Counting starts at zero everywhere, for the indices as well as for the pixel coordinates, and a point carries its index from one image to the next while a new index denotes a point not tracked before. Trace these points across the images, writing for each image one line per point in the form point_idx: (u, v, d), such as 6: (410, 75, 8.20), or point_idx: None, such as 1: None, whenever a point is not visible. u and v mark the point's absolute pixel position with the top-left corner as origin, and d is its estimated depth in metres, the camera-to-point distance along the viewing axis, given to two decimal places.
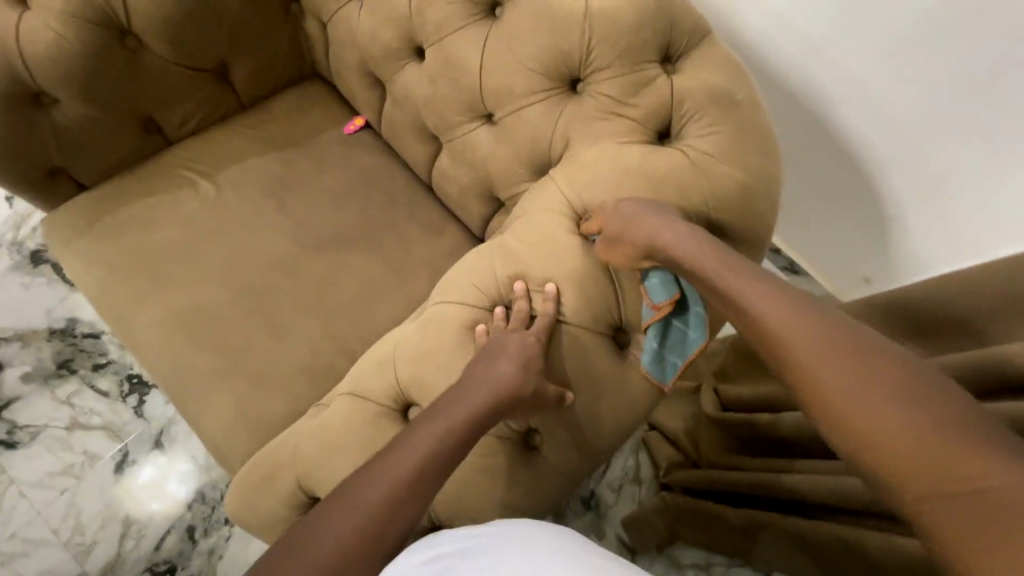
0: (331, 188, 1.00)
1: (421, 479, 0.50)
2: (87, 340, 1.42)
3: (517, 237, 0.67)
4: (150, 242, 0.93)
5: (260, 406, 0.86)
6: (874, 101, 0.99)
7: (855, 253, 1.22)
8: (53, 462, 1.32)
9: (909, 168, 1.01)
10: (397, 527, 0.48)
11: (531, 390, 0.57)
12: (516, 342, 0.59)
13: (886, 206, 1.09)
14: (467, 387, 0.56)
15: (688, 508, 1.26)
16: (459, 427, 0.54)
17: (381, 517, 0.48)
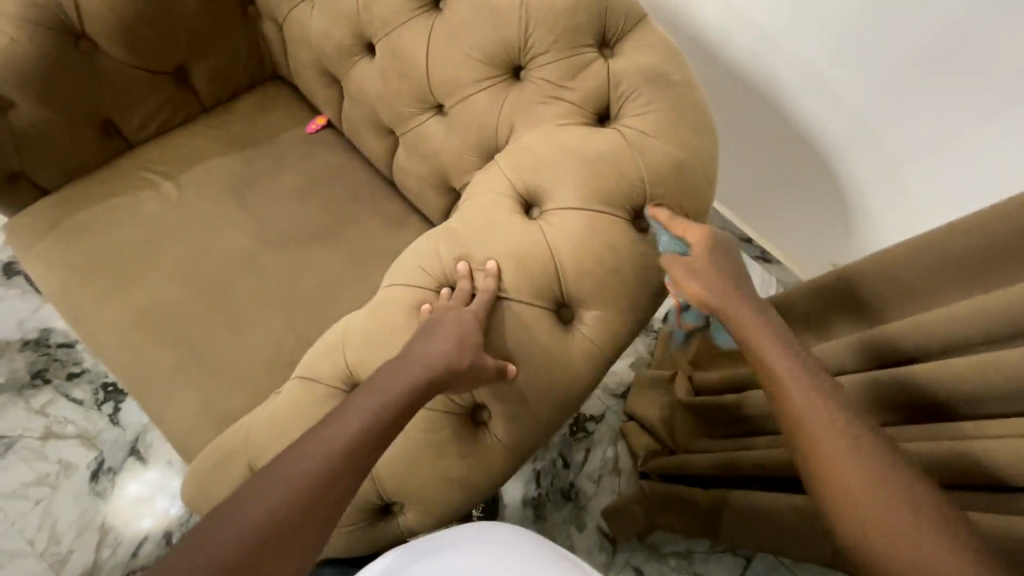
0: (293, 185, 1.01)
1: (361, 446, 0.52)
2: (61, 349, 1.42)
3: (462, 219, 0.69)
4: (113, 242, 0.94)
5: (224, 400, 0.87)
6: (821, 86, 1.04)
7: (818, 234, 1.26)
8: (28, 472, 1.31)
9: (863, 147, 1.05)
10: (334, 497, 0.49)
11: (467, 365, 0.59)
12: (454, 319, 0.61)
13: (843, 186, 1.13)
14: (405, 362, 0.58)
15: (663, 493, 1.28)
16: (397, 400, 0.56)
17: (318, 487, 0.49)
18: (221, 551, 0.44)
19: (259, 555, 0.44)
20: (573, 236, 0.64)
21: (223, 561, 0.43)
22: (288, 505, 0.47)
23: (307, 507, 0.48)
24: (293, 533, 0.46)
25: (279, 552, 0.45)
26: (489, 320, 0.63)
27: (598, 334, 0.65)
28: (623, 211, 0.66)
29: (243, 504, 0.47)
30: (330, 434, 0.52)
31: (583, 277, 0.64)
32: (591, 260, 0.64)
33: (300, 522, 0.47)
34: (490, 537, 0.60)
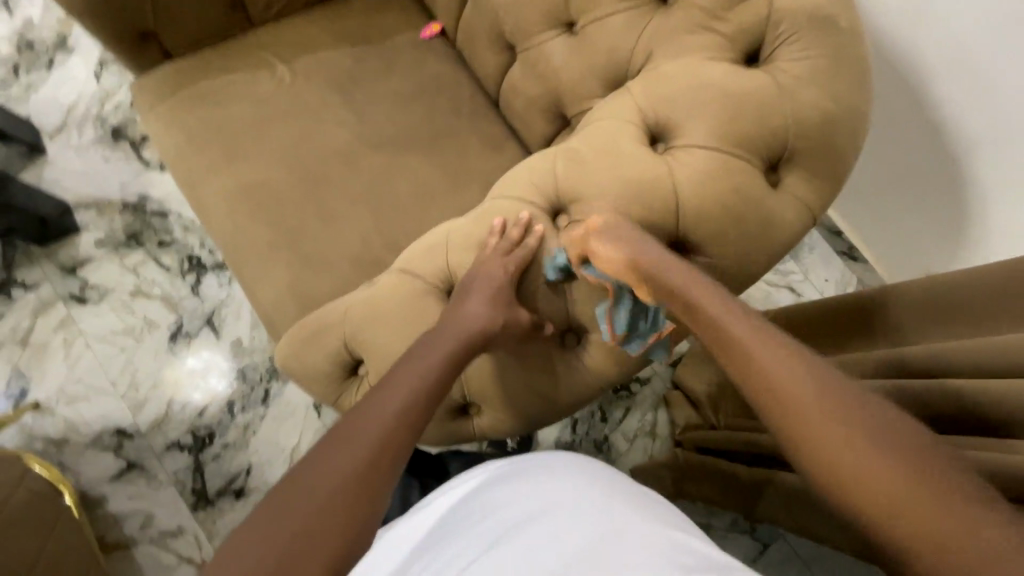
0: (401, 90, 1.01)
1: (443, 373, 0.59)
2: (155, 217, 1.51)
3: (584, 141, 0.66)
4: (228, 116, 0.96)
5: (312, 283, 0.91)
6: (973, 78, 0.94)
7: (908, 238, 1.21)
8: (118, 322, 1.43)
9: (987, 162, 0.99)
10: (406, 438, 0.53)
11: (503, 320, 0.62)
12: (488, 271, 0.63)
13: (951, 197, 1.08)
14: (448, 323, 0.62)
15: (700, 465, 1.25)
16: (448, 351, 0.60)
17: (407, 412, 0.55)
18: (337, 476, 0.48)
19: (352, 494, 0.47)
20: (627, 212, 0.62)
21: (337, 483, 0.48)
22: (367, 449, 0.50)
23: (381, 451, 0.51)
24: (380, 472, 0.50)
25: (369, 490, 0.48)
26: (530, 269, 0.65)
27: None
28: (755, 159, 0.63)
29: (326, 455, 0.50)
30: (388, 387, 0.56)
31: (703, 219, 0.62)
32: (715, 205, 0.61)
33: (384, 461, 0.51)
34: (574, 469, 0.60)
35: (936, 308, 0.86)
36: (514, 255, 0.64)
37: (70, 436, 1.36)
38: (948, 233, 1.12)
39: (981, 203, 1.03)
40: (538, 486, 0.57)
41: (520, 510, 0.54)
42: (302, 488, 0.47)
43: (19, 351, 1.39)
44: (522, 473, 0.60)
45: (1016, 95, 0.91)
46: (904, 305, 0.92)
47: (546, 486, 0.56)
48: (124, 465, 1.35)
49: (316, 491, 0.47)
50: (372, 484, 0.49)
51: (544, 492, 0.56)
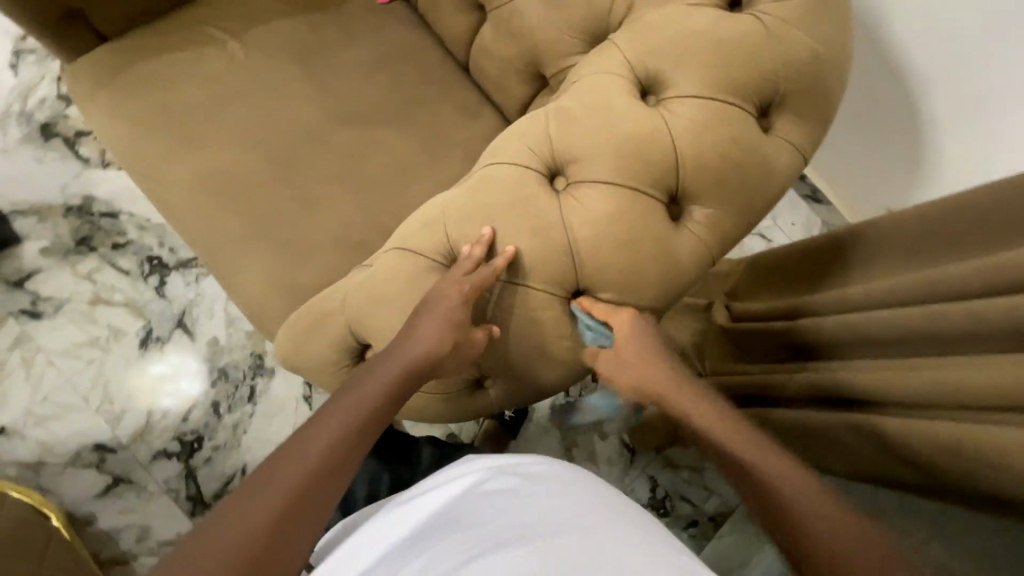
0: (364, 59, 0.96)
1: (387, 399, 0.59)
2: (104, 218, 1.40)
3: (575, 99, 0.65)
4: (180, 101, 0.89)
5: (297, 273, 0.87)
6: (926, 14, 0.99)
7: (868, 180, 1.26)
8: (80, 334, 1.35)
9: (941, 95, 1.03)
10: (339, 469, 0.52)
11: (452, 345, 0.61)
12: (444, 288, 0.62)
13: (910, 133, 1.11)
14: (394, 349, 0.61)
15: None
16: (390, 381, 0.60)
17: (347, 439, 0.54)
18: (262, 506, 0.47)
19: (271, 533, 0.46)
20: (617, 179, 0.61)
21: (264, 514, 0.47)
22: (293, 482, 0.49)
23: (309, 486, 0.49)
24: (307, 508, 0.49)
25: (290, 529, 0.47)
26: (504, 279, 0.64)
27: (705, 233, 0.63)
28: (748, 104, 0.63)
29: (247, 496, 0.48)
30: (329, 414, 0.56)
31: (703, 169, 0.61)
32: (713, 154, 0.61)
33: (309, 496, 0.49)
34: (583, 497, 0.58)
35: (908, 238, 0.90)
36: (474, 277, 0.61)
37: (45, 457, 1.29)
38: (904, 171, 1.17)
39: (935, 138, 1.08)
40: (525, 506, 0.56)
41: (495, 526, 0.54)
42: (220, 530, 0.45)
43: None
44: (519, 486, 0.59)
45: (968, 26, 0.95)
46: (879, 240, 0.95)
47: (531, 509, 0.55)
48: (110, 480, 1.30)
49: (244, 522, 0.46)
50: (298, 514, 0.48)
51: (519, 510, 0.55)
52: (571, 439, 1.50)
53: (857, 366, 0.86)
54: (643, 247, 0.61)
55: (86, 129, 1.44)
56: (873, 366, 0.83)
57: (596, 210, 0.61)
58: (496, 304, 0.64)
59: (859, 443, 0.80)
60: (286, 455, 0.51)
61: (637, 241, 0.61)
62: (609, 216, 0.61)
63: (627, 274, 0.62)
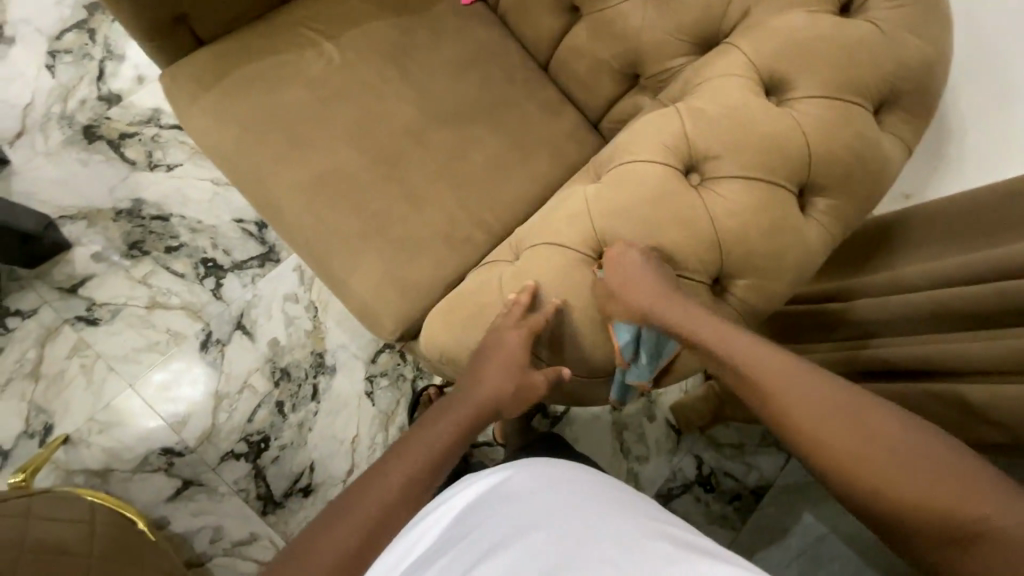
0: (455, 60, 0.99)
1: (462, 431, 0.66)
2: (155, 221, 1.39)
3: (707, 100, 0.70)
4: (283, 104, 0.91)
5: (408, 268, 0.89)
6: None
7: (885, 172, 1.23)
8: (138, 339, 1.33)
9: (976, 86, 0.99)
10: (414, 493, 0.59)
11: (515, 386, 0.69)
12: (505, 333, 0.69)
13: (938, 124, 1.08)
14: (463, 392, 0.70)
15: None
16: (460, 417, 0.67)
17: (422, 463, 0.61)
18: (351, 526, 0.55)
19: (353, 556, 0.54)
20: (755, 173, 0.67)
21: (350, 537, 0.54)
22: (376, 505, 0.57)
23: (384, 513, 0.57)
24: (383, 536, 0.56)
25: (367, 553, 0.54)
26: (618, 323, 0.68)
27: (827, 221, 0.69)
28: (863, 100, 0.69)
29: (336, 519, 0.56)
30: (407, 441, 0.64)
31: (830, 162, 0.68)
32: (840, 148, 0.67)
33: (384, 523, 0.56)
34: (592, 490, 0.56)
35: (958, 220, 0.98)
36: (528, 322, 0.68)
37: (112, 465, 1.28)
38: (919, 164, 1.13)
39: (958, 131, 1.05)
40: (529, 497, 0.55)
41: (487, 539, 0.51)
42: (314, 549, 0.53)
43: (32, 384, 1.28)
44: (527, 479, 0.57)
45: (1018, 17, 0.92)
46: (928, 224, 1.03)
47: (536, 501, 0.54)
48: (180, 484, 1.30)
49: (338, 542, 0.54)
50: (377, 534, 0.55)
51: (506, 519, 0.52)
52: (622, 423, 1.57)
53: (914, 341, 0.95)
54: (782, 233, 0.67)
55: (130, 131, 1.41)
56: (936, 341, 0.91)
57: (733, 203, 0.67)
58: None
59: (931, 406, 0.90)
60: (368, 483, 0.59)
61: (776, 229, 0.67)
62: (751, 207, 0.66)
63: (770, 260, 0.67)
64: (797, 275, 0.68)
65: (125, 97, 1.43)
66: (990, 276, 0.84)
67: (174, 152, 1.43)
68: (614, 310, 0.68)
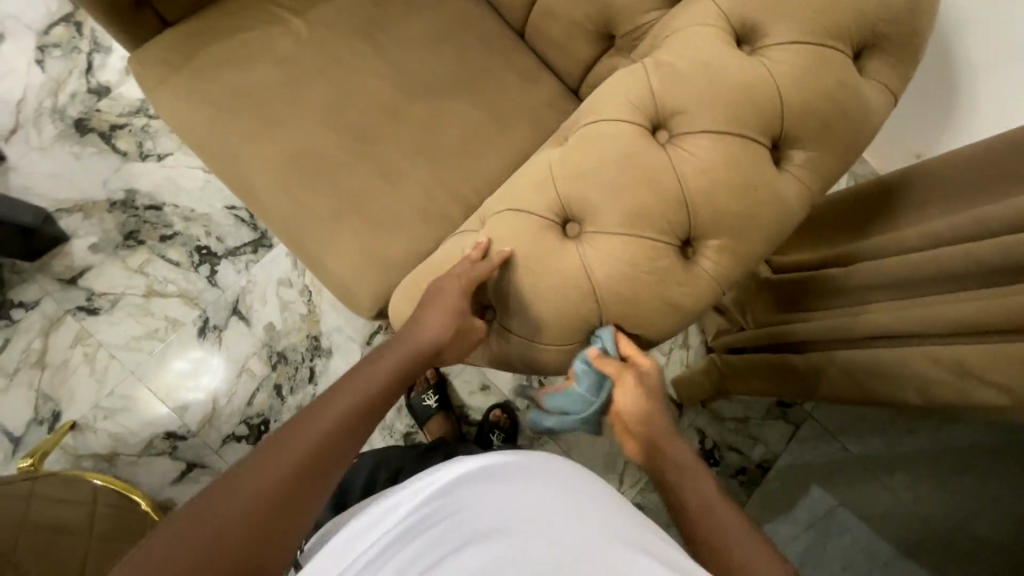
0: (427, 29, 0.96)
1: (403, 374, 0.64)
2: (149, 211, 1.40)
3: (675, 53, 0.67)
4: (252, 83, 0.90)
5: (383, 245, 0.88)
6: None
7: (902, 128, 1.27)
8: (137, 327, 1.36)
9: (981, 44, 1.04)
10: (354, 435, 0.56)
11: (455, 332, 0.67)
12: (447, 280, 0.67)
13: (942, 89, 1.15)
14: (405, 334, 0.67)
15: (765, 365, 1.27)
16: (402, 359, 0.65)
17: (363, 405, 0.59)
18: (286, 463, 0.51)
19: (286, 495, 0.49)
20: (724, 128, 0.64)
21: (286, 471, 0.50)
22: (314, 443, 0.53)
23: (323, 450, 0.53)
24: (321, 474, 0.52)
25: (299, 496, 0.49)
26: (584, 291, 0.65)
27: (807, 175, 0.66)
28: (843, 44, 0.65)
29: (269, 453, 0.51)
30: (346, 384, 0.61)
31: (807, 113, 0.64)
32: (818, 97, 0.64)
33: (320, 466, 0.52)
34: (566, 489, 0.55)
35: (965, 178, 0.93)
36: (471, 269, 0.67)
37: (119, 449, 1.31)
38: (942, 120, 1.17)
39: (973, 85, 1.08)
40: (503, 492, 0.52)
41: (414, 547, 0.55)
42: (239, 485, 0.47)
43: (38, 373, 1.31)
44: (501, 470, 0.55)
45: None
46: (931, 182, 0.99)
47: None
48: (184, 466, 1.33)
49: (272, 475, 0.49)
50: (314, 472, 0.51)
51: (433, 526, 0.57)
52: None
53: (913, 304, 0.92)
54: (755, 189, 0.64)
55: (120, 123, 1.42)
56: (931, 303, 0.88)
57: (701, 158, 0.64)
58: (601, 256, 0.64)
59: (929, 368, 0.86)
60: (299, 424, 0.54)
61: (748, 187, 0.64)
62: (721, 164, 0.63)
63: (743, 218, 0.64)
64: (773, 234, 0.65)
65: (114, 89, 1.44)
66: (999, 232, 0.81)
67: (164, 142, 1.43)
68: (579, 276, 0.65)
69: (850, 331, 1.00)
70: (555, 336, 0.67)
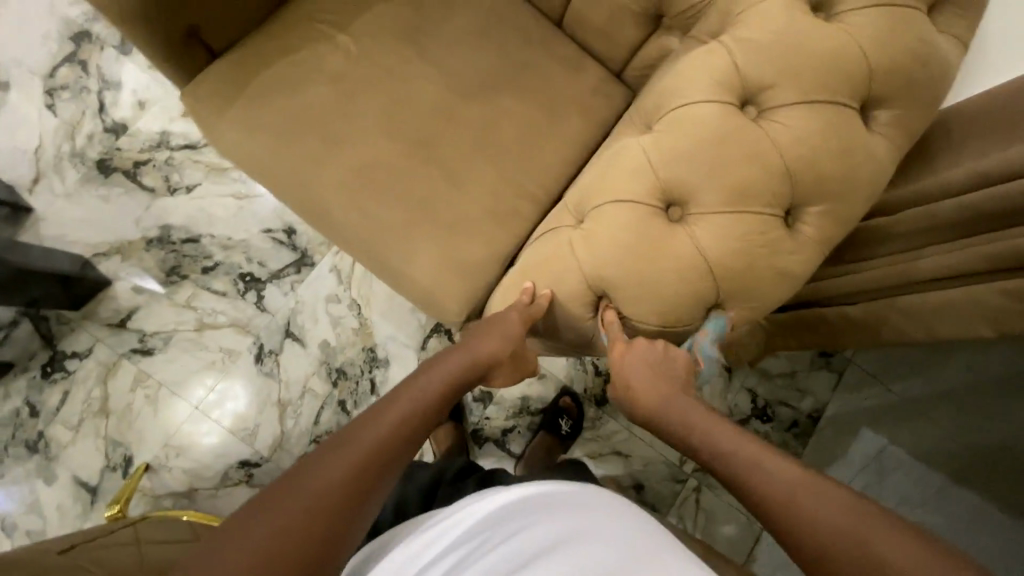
0: (470, 28, 0.96)
1: (451, 389, 0.73)
2: (186, 245, 1.39)
3: (756, 26, 0.68)
4: (310, 104, 0.89)
5: (463, 249, 0.89)
6: None
7: None
8: (195, 362, 1.35)
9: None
10: (405, 441, 0.64)
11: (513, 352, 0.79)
12: (508, 324, 0.77)
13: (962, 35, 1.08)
14: (464, 347, 0.78)
15: (791, 321, 1.31)
16: (451, 374, 0.75)
17: (415, 415, 0.67)
18: (348, 461, 0.57)
19: (348, 488, 0.54)
20: (817, 97, 0.65)
21: (347, 469, 0.56)
22: (372, 444, 0.60)
23: (379, 449, 0.60)
24: (377, 472, 0.58)
25: (369, 488, 0.56)
26: (699, 273, 0.67)
27: (892, 131, 0.68)
28: (914, 0, 0.67)
29: (331, 451, 0.57)
30: (399, 397, 0.69)
31: (891, 72, 0.66)
32: (900, 56, 0.66)
33: (383, 459, 0.60)
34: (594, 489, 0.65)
35: None
36: (529, 313, 0.77)
37: (195, 484, 1.32)
38: None
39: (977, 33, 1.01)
40: (561, 516, 0.59)
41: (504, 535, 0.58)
42: (307, 479, 0.53)
43: (103, 421, 1.31)
44: (566, 501, 0.61)
45: None
46: None
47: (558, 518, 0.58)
48: None
49: (335, 470, 0.55)
50: (371, 471, 0.58)
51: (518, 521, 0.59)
52: None
53: (959, 243, 0.93)
54: (852, 151, 0.66)
55: (142, 159, 1.40)
56: (985, 240, 0.90)
57: (798, 129, 0.65)
58: (711, 236, 0.66)
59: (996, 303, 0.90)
60: (363, 425, 0.63)
61: (845, 150, 0.66)
62: (818, 131, 0.65)
63: (843, 181, 0.66)
64: (869, 193, 0.68)
65: (131, 125, 1.41)
66: None
67: (190, 172, 1.41)
68: (694, 258, 0.67)
69: (891, 278, 1.03)
70: (672, 316, 0.70)
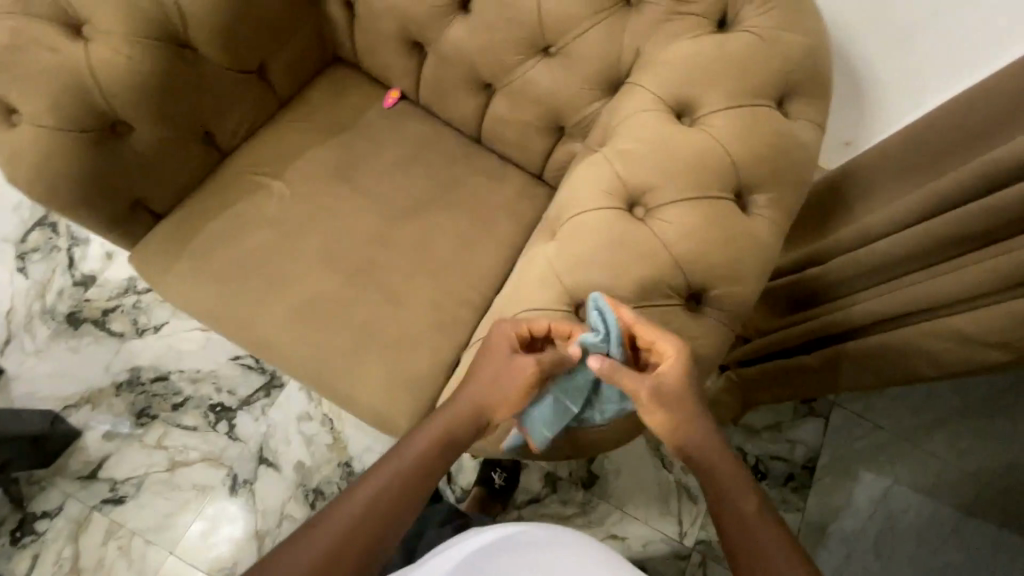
0: (395, 157, 1.04)
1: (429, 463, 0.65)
2: (156, 383, 1.41)
3: (631, 138, 0.75)
4: (250, 248, 0.96)
5: (408, 365, 0.92)
6: None
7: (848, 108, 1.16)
8: (168, 504, 1.33)
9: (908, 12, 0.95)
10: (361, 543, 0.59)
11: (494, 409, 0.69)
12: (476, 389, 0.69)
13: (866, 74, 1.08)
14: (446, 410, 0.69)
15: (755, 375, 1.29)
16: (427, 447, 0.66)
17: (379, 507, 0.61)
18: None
19: None
20: (692, 192, 0.72)
21: None
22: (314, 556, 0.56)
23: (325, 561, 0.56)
24: None
25: None
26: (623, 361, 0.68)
27: (771, 212, 0.73)
28: (763, 99, 0.75)
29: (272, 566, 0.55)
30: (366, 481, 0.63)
31: (754, 162, 0.73)
32: (760, 149, 0.73)
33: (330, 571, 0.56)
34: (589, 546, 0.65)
35: None
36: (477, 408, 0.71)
37: None
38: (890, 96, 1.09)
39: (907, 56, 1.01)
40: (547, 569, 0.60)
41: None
42: None
43: None
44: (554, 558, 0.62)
45: None
46: None
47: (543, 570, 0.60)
48: None
49: None
50: None
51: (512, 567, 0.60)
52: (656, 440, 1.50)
53: (894, 285, 0.94)
54: (734, 236, 0.71)
55: (111, 305, 1.45)
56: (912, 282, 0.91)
57: (680, 224, 0.71)
58: None
59: (929, 342, 0.91)
60: (311, 525, 0.59)
61: (727, 236, 0.71)
62: (699, 223, 0.71)
63: (730, 264, 0.71)
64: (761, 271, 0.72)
65: (99, 276, 1.47)
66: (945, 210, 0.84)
67: (158, 312, 1.46)
68: None
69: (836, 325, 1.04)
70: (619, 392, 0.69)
